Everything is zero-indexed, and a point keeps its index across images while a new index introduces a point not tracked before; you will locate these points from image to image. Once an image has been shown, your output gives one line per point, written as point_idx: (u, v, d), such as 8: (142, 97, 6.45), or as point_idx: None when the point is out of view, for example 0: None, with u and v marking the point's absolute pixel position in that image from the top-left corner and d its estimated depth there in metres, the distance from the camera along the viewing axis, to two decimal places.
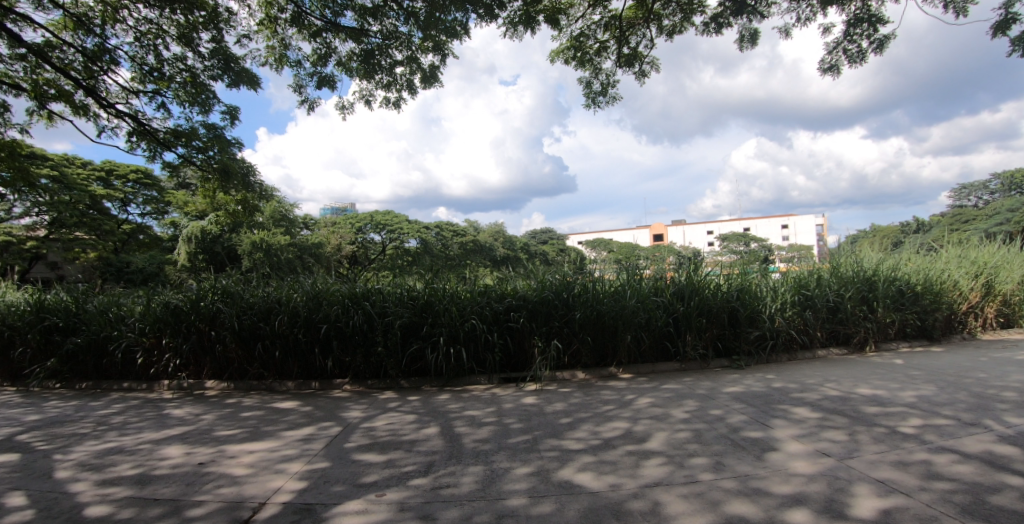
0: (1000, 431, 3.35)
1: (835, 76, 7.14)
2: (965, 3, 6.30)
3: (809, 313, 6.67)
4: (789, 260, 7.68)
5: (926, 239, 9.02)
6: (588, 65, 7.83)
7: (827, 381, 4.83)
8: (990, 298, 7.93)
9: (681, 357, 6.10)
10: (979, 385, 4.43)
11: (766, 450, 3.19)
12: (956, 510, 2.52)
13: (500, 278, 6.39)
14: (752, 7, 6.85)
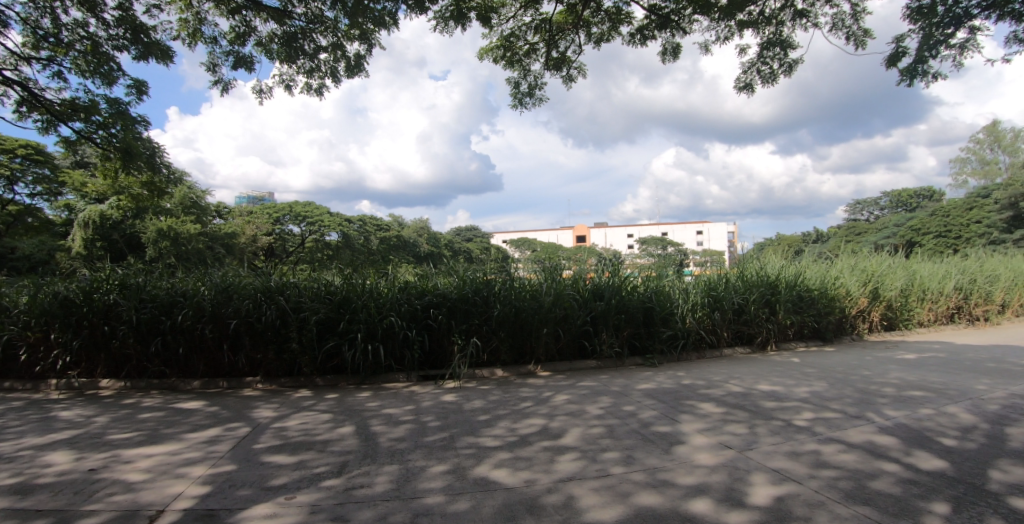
0: (880, 423, 3.71)
1: (750, 95, 7.40)
2: (864, 35, 6.79)
3: (717, 314, 7.13)
4: (701, 264, 8.12)
5: (824, 249, 9.85)
6: (517, 66, 7.91)
7: (731, 378, 5.15)
8: (877, 303, 8.77)
9: (598, 355, 6.30)
10: (863, 381, 4.88)
11: (673, 443, 3.35)
12: (840, 495, 2.76)
13: (420, 275, 6.31)
14: (675, 23, 7.17)
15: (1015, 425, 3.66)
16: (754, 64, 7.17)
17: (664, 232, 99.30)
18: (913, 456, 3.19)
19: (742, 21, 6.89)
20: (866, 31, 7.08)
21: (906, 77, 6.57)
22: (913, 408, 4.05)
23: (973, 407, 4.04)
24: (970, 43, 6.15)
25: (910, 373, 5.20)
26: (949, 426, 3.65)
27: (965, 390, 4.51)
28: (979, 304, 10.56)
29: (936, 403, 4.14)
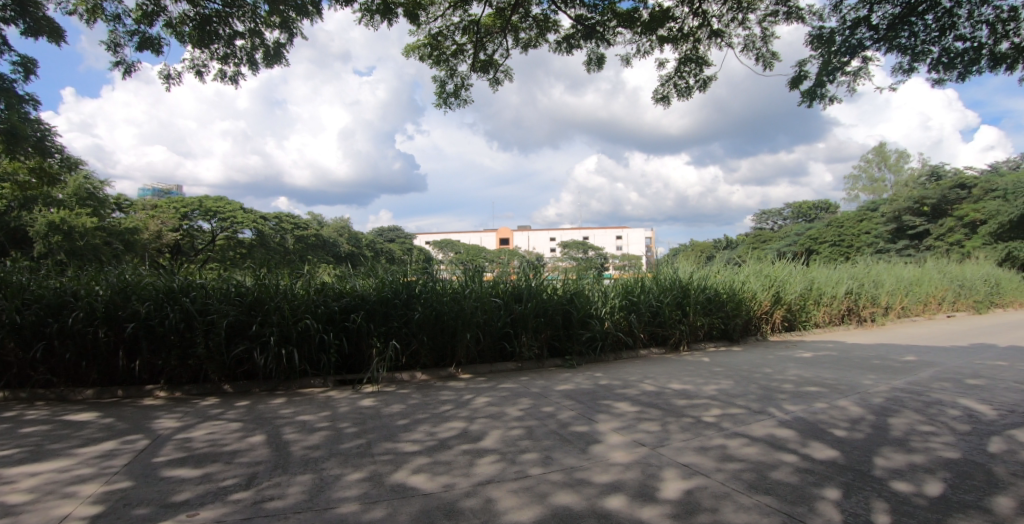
0: (779, 417, 3.99)
1: (666, 107, 7.64)
2: (770, 54, 7.15)
3: (632, 316, 7.44)
4: (620, 268, 8.44)
5: (733, 255, 10.55)
6: (443, 65, 7.86)
7: (646, 378, 5.37)
8: (778, 306, 9.49)
9: (518, 356, 6.37)
10: (766, 379, 5.25)
11: (590, 443, 3.43)
12: (744, 486, 2.93)
13: (337, 276, 6.12)
14: (600, 34, 7.42)
15: (893, 415, 4.06)
16: (671, 78, 7.44)
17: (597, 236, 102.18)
18: (809, 447, 3.45)
19: (662, 37, 7.20)
20: (773, 55, 7.49)
21: (807, 99, 7.00)
22: (809, 403, 4.40)
23: (860, 400, 4.44)
24: (862, 73, 6.74)
25: (806, 370, 5.65)
26: (840, 418, 3.99)
27: (853, 385, 4.95)
28: (867, 306, 11.69)
29: (828, 398, 4.52)
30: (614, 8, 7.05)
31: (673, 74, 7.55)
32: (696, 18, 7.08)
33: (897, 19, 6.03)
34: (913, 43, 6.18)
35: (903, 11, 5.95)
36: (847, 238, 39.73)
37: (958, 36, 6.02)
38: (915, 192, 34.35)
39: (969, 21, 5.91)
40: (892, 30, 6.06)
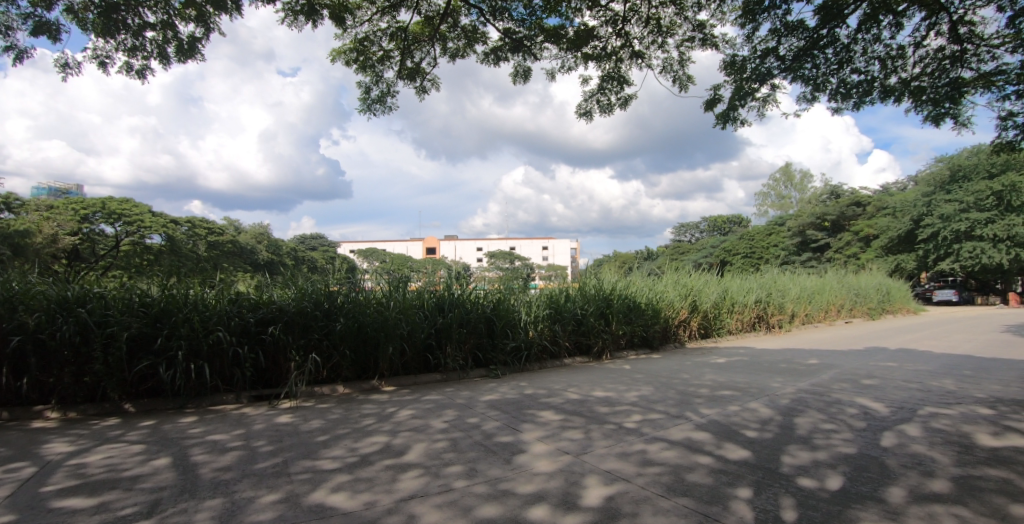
0: (695, 420, 4.18)
1: (589, 122, 7.87)
2: (687, 78, 7.26)
3: (557, 325, 7.61)
4: (546, 278, 8.62)
5: (652, 265, 11.04)
6: (369, 71, 7.74)
7: (570, 386, 5.48)
8: (694, 314, 10.03)
9: (442, 368, 6.34)
10: (684, 384, 5.49)
11: (514, 453, 3.44)
12: (663, 489, 3.04)
13: (254, 285, 5.86)
14: (527, 48, 7.57)
15: (797, 415, 4.36)
16: (594, 93, 7.66)
17: (533, 244, 103.50)
18: (723, 448, 3.63)
19: (586, 54, 7.43)
20: (689, 78, 7.50)
21: (720, 122, 7.26)
22: (723, 406, 4.63)
23: (769, 402, 4.73)
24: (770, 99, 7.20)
25: (720, 375, 5.97)
26: (751, 419, 4.23)
27: (762, 388, 5.28)
28: (775, 314, 12.54)
29: (739, 400, 4.79)
30: (541, 24, 7.22)
31: (596, 90, 7.77)
32: (619, 39, 7.34)
33: (801, 51, 6.51)
34: (815, 74, 6.71)
35: (807, 44, 6.45)
36: (758, 251, 42.98)
37: (854, 69, 6.63)
38: (816, 210, 38.01)
39: (863, 57, 6.51)
40: (796, 61, 6.56)
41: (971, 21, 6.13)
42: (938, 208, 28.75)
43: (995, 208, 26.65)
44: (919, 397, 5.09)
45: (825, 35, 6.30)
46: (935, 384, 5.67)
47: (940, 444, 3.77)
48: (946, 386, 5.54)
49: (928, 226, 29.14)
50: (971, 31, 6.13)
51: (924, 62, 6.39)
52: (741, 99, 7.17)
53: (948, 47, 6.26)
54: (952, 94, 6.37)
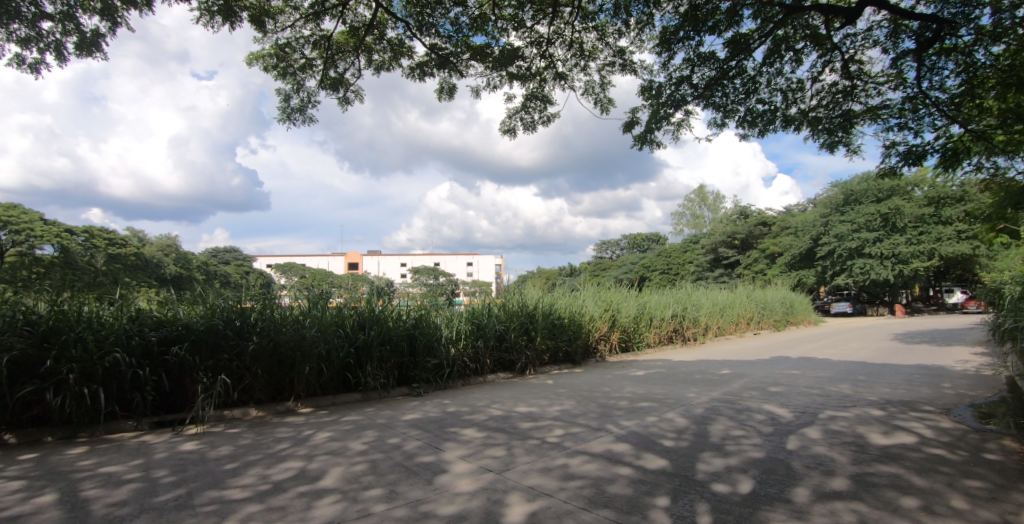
0: (616, 432, 4.31)
1: (512, 138, 7.96)
2: (607, 101, 7.50)
3: (480, 342, 7.78)
4: (471, 294, 8.76)
5: (575, 281, 11.40)
6: (289, 78, 7.59)
7: (493, 403, 5.54)
8: (614, 328, 10.52)
9: (362, 387, 6.37)
10: (605, 397, 5.68)
11: (436, 473, 3.53)
12: (585, 502, 3.09)
13: (157, 302, 5.52)
14: (453, 64, 7.60)
15: (711, 423, 4.59)
16: (518, 111, 7.79)
17: (464, 259, 103.45)
18: (643, 458, 3.75)
19: (512, 74, 7.57)
20: (609, 101, 7.80)
21: (638, 143, 7.44)
22: (641, 417, 4.81)
23: (684, 412, 4.96)
24: (684, 125, 7.56)
25: (639, 387, 6.22)
26: (668, 429, 4.41)
27: (678, 398, 5.54)
28: (690, 327, 13.30)
29: (657, 411, 5.00)
30: (468, 42, 7.30)
31: (520, 109, 7.89)
32: (543, 60, 7.52)
33: (712, 80, 6.98)
34: (725, 102, 7.17)
35: (717, 74, 6.94)
36: (674, 267, 45.01)
37: (760, 99, 7.16)
38: (726, 229, 41.37)
39: (767, 88, 7.05)
40: (708, 90, 7.01)
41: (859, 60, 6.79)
42: (833, 228, 31.74)
43: (881, 229, 29.80)
44: (819, 402, 5.51)
45: (734, 67, 6.80)
46: (833, 389, 6.17)
47: (838, 445, 4.09)
48: (842, 391, 6.03)
49: (826, 245, 31.91)
50: (859, 69, 6.76)
51: (820, 95, 7.01)
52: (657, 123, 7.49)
53: (841, 82, 6.86)
54: (844, 123, 7.00)
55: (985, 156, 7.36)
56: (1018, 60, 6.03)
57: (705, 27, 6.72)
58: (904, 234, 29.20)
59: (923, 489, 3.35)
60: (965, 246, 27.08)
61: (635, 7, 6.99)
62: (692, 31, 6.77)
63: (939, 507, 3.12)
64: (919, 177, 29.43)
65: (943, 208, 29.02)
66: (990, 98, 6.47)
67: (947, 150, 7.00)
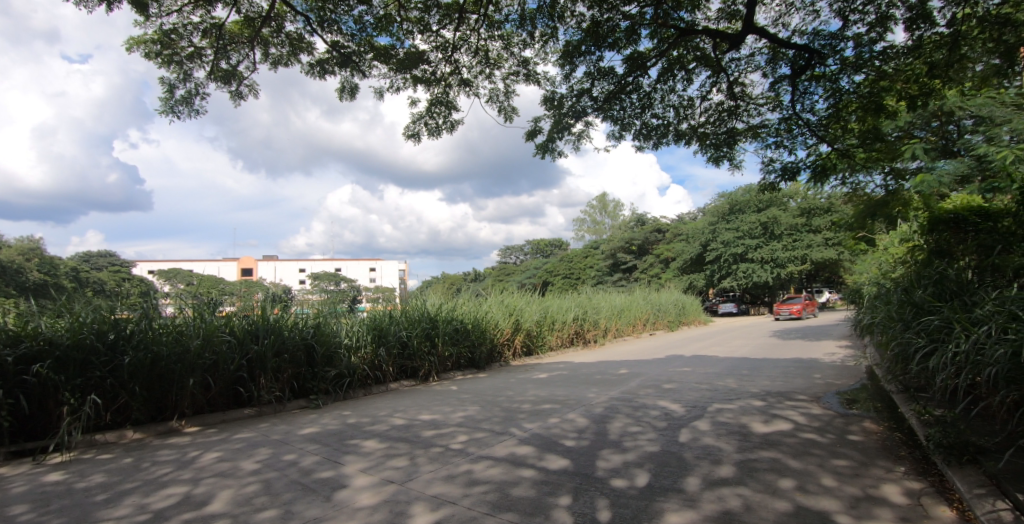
0: (519, 435, 4.44)
1: (416, 143, 7.90)
2: (512, 109, 7.60)
3: (382, 350, 7.92)
4: (374, 300, 8.84)
5: (479, 287, 11.54)
6: (175, 67, 7.61)
7: (396, 412, 5.69)
8: (517, 332, 11.01)
9: (255, 402, 6.29)
10: (509, 402, 5.92)
11: (335, 489, 3.47)
12: (488, 507, 3.08)
13: (13, 314, 5.00)
14: (355, 64, 7.46)
15: (609, 421, 4.82)
16: (422, 116, 7.76)
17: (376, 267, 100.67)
18: (545, 459, 3.83)
19: (417, 77, 7.52)
20: (514, 109, 7.88)
21: (539, 152, 7.63)
22: (543, 419, 5.01)
23: (585, 412, 5.21)
24: (584, 136, 7.86)
25: (542, 390, 6.55)
26: (569, 429, 4.57)
27: (579, 399, 5.84)
28: (590, 330, 14.05)
29: (558, 413, 5.23)
30: (371, 42, 7.21)
31: (423, 114, 7.85)
32: (448, 65, 7.55)
33: (611, 94, 7.35)
34: (623, 115, 7.59)
35: (615, 89, 7.30)
36: (574, 273, 46.49)
37: (654, 114, 7.63)
38: (624, 235, 44.04)
39: (661, 104, 7.51)
40: (607, 103, 7.38)
41: (743, 83, 7.40)
42: (720, 235, 33.96)
43: (761, 236, 32.94)
44: (708, 396, 5.96)
45: (630, 83, 7.19)
46: (721, 383, 6.71)
47: (724, 435, 4.41)
48: (728, 384, 6.58)
49: (712, 250, 34.39)
50: (743, 91, 7.37)
51: (708, 113, 7.54)
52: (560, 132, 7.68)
53: (726, 102, 7.42)
54: (728, 140, 7.64)
55: (848, 173, 8.37)
56: (874, 89, 6.83)
57: (605, 43, 7.10)
58: (781, 241, 32.27)
59: (798, 471, 3.69)
60: (830, 251, 30.52)
61: (539, 20, 7.21)
62: (594, 46, 7.11)
63: (811, 486, 3.44)
64: (793, 190, 33.14)
65: (813, 218, 32.47)
66: (853, 121, 7.34)
67: (817, 166, 7.85)
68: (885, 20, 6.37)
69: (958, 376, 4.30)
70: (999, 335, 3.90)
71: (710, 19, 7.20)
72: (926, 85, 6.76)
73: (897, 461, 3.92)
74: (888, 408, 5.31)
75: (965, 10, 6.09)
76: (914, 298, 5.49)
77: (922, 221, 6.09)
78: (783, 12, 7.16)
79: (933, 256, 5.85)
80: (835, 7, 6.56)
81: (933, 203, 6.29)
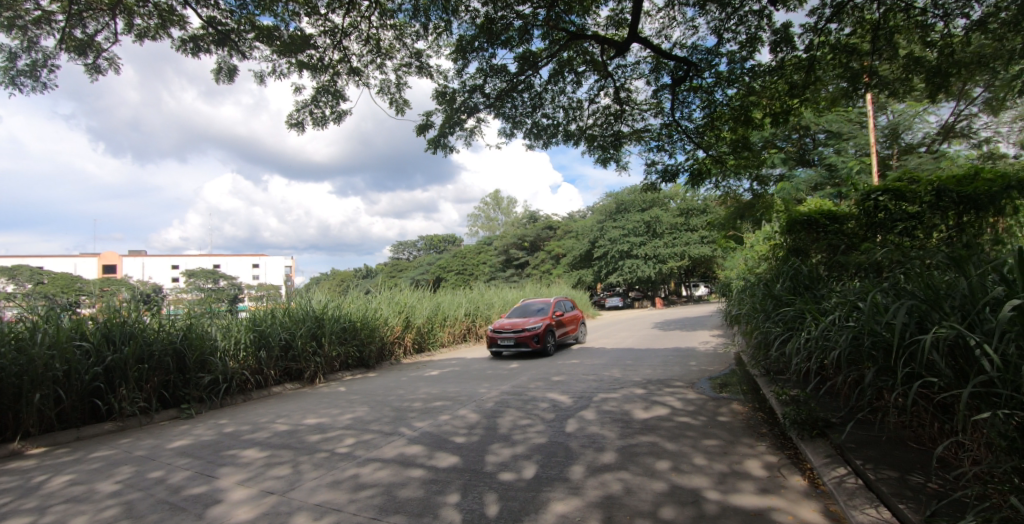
0: (409, 434, 4.38)
1: (301, 134, 7.50)
2: (403, 101, 7.43)
3: (262, 352, 7.42)
4: (257, 299, 8.35)
5: (370, 284, 11.19)
6: (15, 32, 6.63)
7: (278, 418, 5.38)
8: (408, 330, 10.88)
9: (116, 415, 5.64)
10: (400, 401, 5.82)
11: (208, 505, 3.19)
12: (375, 511, 2.99)
13: None
14: (234, 43, 6.95)
15: (500, 416, 4.90)
16: (307, 104, 7.37)
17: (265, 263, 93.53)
18: (434, 458, 3.81)
19: (303, 63, 7.14)
20: (407, 102, 7.73)
21: (431, 147, 7.53)
22: (435, 417, 4.99)
23: (476, 407, 5.26)
24: (475, 132, 7.88)
25: (434, 387, 6.51)
26: (460, 426, 4.58)
27: (471, 395, 5.88)
28: (482, 325, 14.23)
29: (449, 409, 5.23)
30: (253, 20, 6.74)
31: (309, 102, 7.47)
32: (336, 52, 7.26)
33: (503, 91, 7.41)
34: (514, 113, 7.76)
35: (507, 86, 7.37)
36: (468, 268, 46.46)
37: (545, 114, 7.85)
38: (518, 231, 45.11)
39: (551, 104, 7.74)
40: (499, 100, 7.45)
41: (628, 89, 7.80)
42: (608, 233, 35.95)
43: (644, 234, 35.20)
44: (594, 386, 6.28)
45: (521, 82, 7.31)
46: (607, 373, 7.09)
47: (608, 423, 4.65)
48: (613, 375, 6.96)
49: (601, 247, 36.27)
50: (628, 96, 7.77)
51: (595, 116, 7.88)
52: (451, 127, 7.63)
53: (613, 106, 7.79)
54: (614, 142, 8.08)
55: (718, 177, 9.16)
56: (743, 103, 7.60)
57: (499, 41, 7.18)
58: (662, 238, 34.72)
59: (673, 452, 3.98)
60: (706, 249, 33.49)
61: (433, 12, 7.13)
62: (486, 42, 7.16)
63: (685, 465, 3.73)
64: (674, 192, 36.04)
65: (690, 218, 35.38)
66: (725, 131, 8.09)
67: (693, 170, 8.56)
68: (753, 41, 7.05)
69: (810, 359, 4.85)
70: (843, 321, 4.44)
71: (600, 25, 7.51)
72: (787, 104, 7.68)
73: (758, 438, 4.37)
74: (753, 390, 5.91)
75: (820, 38, 6.87)
76: (774, 292, 6.15)
77: (782, 222, 6.81)
78: (666, 25, 7.61)
79: (791, 254, 6.54)
80: (711, 24, 7.11)
81: (788, 208, 7.07)
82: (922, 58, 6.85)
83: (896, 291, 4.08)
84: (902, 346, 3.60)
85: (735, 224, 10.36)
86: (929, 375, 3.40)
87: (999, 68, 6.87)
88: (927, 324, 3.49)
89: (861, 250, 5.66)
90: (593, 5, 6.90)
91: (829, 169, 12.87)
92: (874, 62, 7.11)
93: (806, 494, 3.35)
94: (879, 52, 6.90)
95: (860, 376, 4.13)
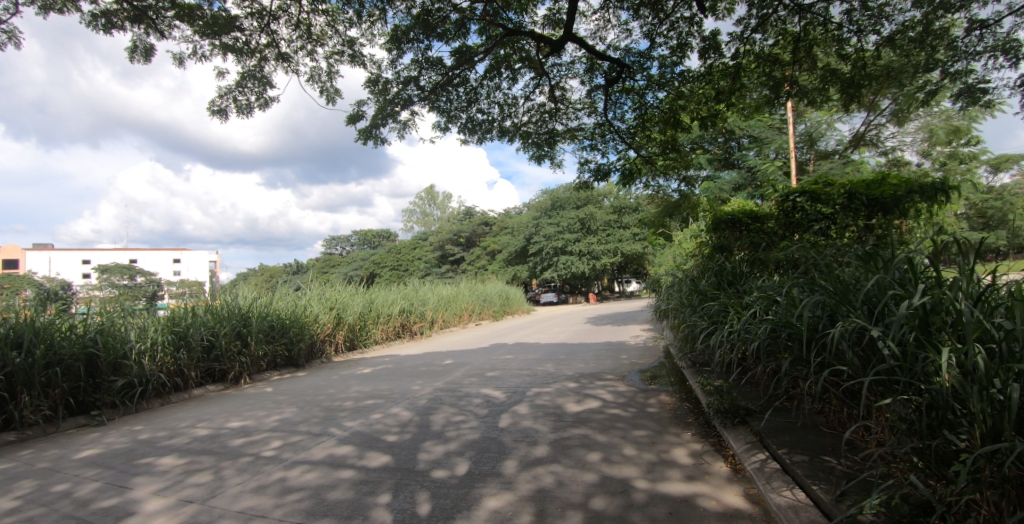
0: (339, 435, 4.27)
1: (223, 121, 7.10)
2: (333, 91, 7.17)
3: (182, 353, 6.97)
4: (178, 296, 7.88)
5: (300, 280, 10.82)
6: None
7: (199, 422, 5.10)
8: (340, 327, 10.58)
9: (15, 425, 5.14)
10: (330, 401, 5.65)
11: (119, 519, 2.97)
12: (302, 516, 2.88)
13: None
14: (151, 21, 6.50)
15: (434, 413, 4.87)
16: (230, 90, 7.01)
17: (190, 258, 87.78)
18: (365, 458, 3.73)
19: (228, 46, 6.77)
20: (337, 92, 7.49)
21: (362, 137, 7.34)
22: (366, 416, 4.89)
23: (409, 405, 5.19)
24: (409, 125, 7.74)
25: (365, 386, 6.38)
26: (392, 424, 4.51)
27: (404, 392, 5.80)
28: (416, 322, 14.05)
29: (382, 408, 5.14)
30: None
31: (232, 87, 7.09)
32: (263, 36, 6.92)
33: (437, 85, 7.32)
34: (448, 107, 7.70)
35: (442, 80, 7.29)
36: (404, 264, 45.59)
37: (480, 109, 7.83)
38: (454, 226, 44.85)
39: (487, 100, 7.73)
40: (433, 94, 7.36)
41: (562, 87, 7.91)
42: (543, 229, 36.47)
43: (579, 231, 35.88)
44: (528, 381, 6.36)
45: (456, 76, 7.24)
46: (540, 368, 7.20)
47: (541, 417, 4.72)
48: (547, 369, 7.08)
49: (536, 243, 36.75)
50: (563, 95, 7.89)
51: (530, 113, 7.94)
52: (383, 119, 7.46)
53: (548, 104, 7.88)
54: (549, 140, 8.18)
55: (647, 177, 9.45)
56: (672, 106, 7.92)
57: (435, 33, 7.11)
58: (597, 235, 35.63)
59: (603, 444, 4.09)
60: (637, 246, 34.69)
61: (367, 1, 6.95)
62: (422, 34, 7.05)
63: (614, 456, 3.85)
64: (609, 190, 37.10)
65: (624, 215, 36.48)
66: (655, 132, 8.38)
67: (624, 169, 8.82)
68: (682, 47, 7.34)
69: (733, 351, 5.12)
70: (762, 314, 4.72)
71: (537, 23, 7.59)
72: (712, 108, 8.03)
73: (685, 427, 4.58)
74: (679, 381, 6.17)
75: (745, 47, 7.27)
76: (700, 287, 6.46)
77: (709, 221, 7.15)
78: (600, 26, 7.78)
79: (716, 251, 6.89)
80: (645, 28, 7.34)
81: (714, 207, 7.41)
82: (837, 70, 7.33)
83: (809, 285, 4.38)
84: (815, 337, 3.87)
85: (664, 222, 10.78)
86: (838, 364, 3.67)
87: (903, 83, 7.47)
88: (837, 316, 3.77)
89: (780, 248, 6.02)
90: (530, 3, 6.95)
91: (749, 171, 13.55)
92: (794, 73, 7.54)
93: (729, 478, 3.54)
94: (797, 63, 7.35)
95: (778, 365, 4.40)
